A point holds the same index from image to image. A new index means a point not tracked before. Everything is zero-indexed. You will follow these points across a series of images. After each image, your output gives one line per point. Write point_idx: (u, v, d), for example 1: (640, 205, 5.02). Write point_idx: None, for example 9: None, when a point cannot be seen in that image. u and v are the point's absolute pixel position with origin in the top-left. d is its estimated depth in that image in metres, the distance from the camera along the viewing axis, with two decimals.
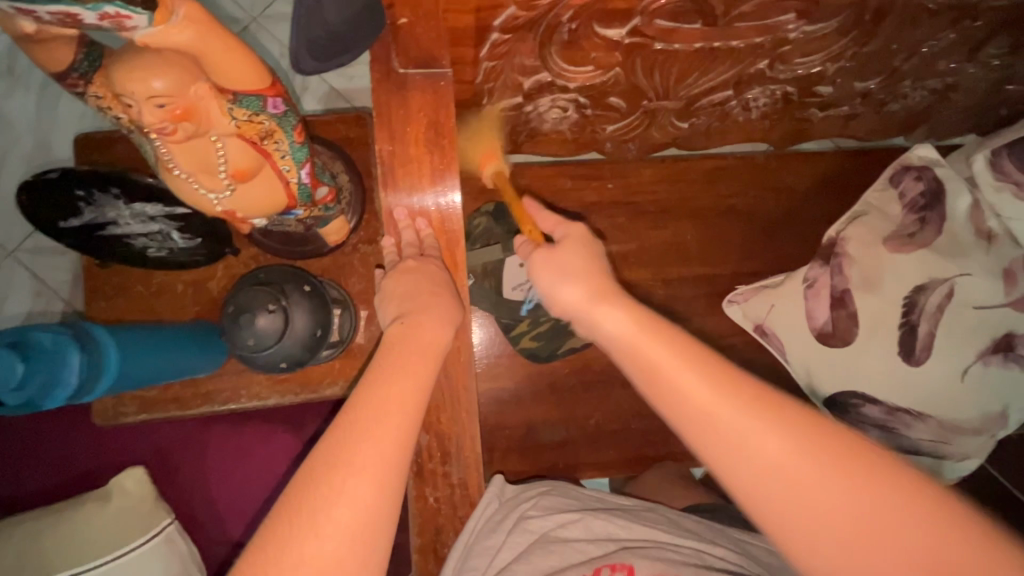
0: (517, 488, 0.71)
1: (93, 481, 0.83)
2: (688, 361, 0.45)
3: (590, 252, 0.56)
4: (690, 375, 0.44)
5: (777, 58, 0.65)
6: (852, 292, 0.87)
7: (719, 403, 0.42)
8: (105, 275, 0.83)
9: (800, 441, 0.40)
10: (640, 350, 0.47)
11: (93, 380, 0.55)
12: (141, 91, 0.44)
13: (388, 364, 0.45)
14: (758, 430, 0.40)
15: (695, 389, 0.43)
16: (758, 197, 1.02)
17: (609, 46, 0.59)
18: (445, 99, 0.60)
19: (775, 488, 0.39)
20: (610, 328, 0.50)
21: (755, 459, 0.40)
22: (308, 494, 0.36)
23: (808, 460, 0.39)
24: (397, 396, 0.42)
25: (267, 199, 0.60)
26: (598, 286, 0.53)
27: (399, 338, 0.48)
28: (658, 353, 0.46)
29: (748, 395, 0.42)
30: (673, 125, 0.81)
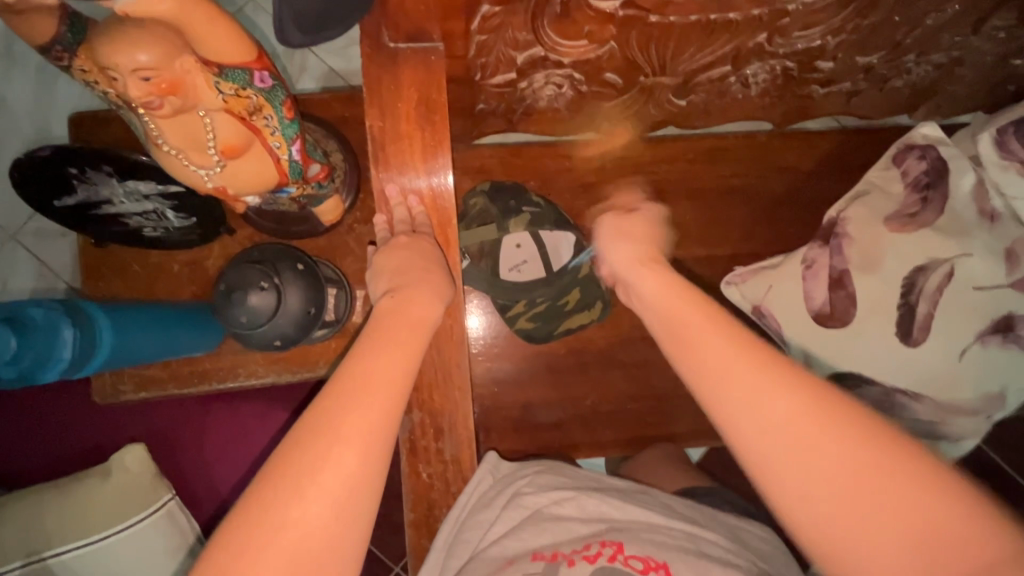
0: (513, 465, 0.70)
1: (95, 457, 0.85)
2: (715, 323, 0.47)
3: (646, 222, 0.63)
4: (713, 334, 0.46)
5: (776, 31, 0.64)
6: (852, 273, 0.86)
7: (735, 361, 0.44)
8: (103, 255, 0.83)
9: (810, 404, 0.41)
10: (672, 311, 0.51)
11: (86, 356, 0.56)
12: (126, 64, 0.43)
13: (375, 336, 0.45)
14: (769, 387, 0.42)
15: (716, 346, 0.45)
16: (758, 177, 1.01)
17: (603, 18, 0.57)
18: (436, 75, 0.60)
19: (779, 444, 0.40)
20: (646, 289, 0.55)
21: (759, 413, 0.41)
22: (291, 462, 0.37)
23: (816, 422, 0.40)
24: (384, 366, 0.42)
25: (259, 176, 0.60)
26: (644, 254, 0.59)
27: (389, 311, 0.48)
28: (688, 314, 0.49)
29: (768, 356, 0.44)
30: (671, 103, 0.80)
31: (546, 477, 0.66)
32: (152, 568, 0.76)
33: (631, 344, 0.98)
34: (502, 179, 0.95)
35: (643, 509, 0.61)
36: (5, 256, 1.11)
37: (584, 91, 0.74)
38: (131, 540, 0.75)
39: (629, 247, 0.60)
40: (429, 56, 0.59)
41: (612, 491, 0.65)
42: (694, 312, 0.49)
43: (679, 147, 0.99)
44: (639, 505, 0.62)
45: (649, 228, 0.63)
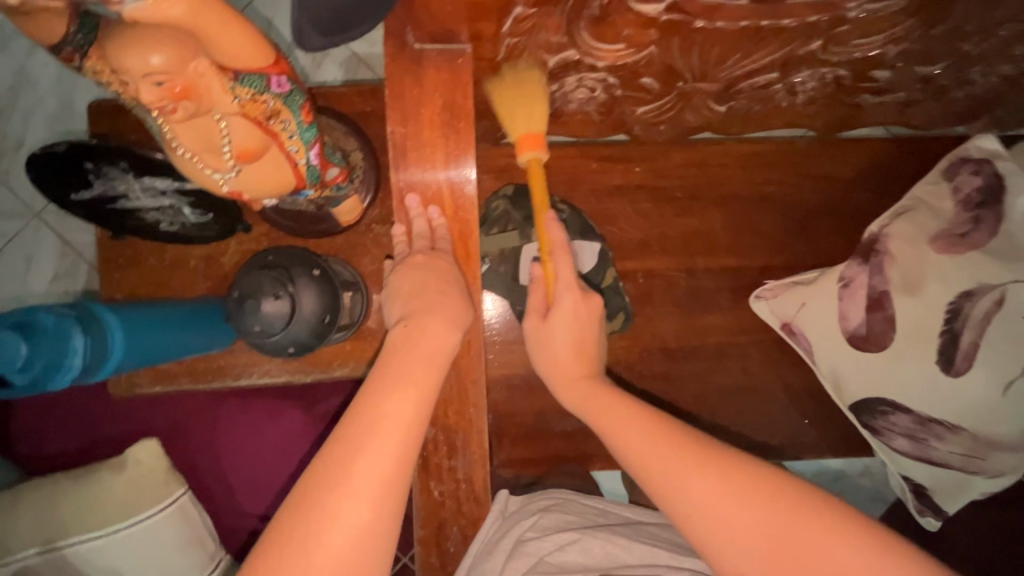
0: (522, 502, 0.73)
1: (112, 448, 0.85)
2: (637, 416, 0.52)
3: (573, 322, 0.59)
4: (633, 430, 0.51)
5: (832, 38, 0.58)
6: (891, 294, 0.82)
7: (655, 453, 0.48)
8: (119, 247, 0.82)
9: (719, 481, 0.45)
10: (601, 413, 0.55)
11: (98, 362, 0.54)
12: (137, 68, 0.41)
13: (386, 380, 0.47)
14: (683, 473, 0.46)
15: (637, 442, 0.50)
16: (796, 186, 0.96)
17: (644, 22, 0.53)
18: (462, 78, 0.56)
19: (700, 524, 0.45)
20: (580, 393, 0.58)
21: (679, 496, 0.46)
22: (302, 516, 0.41)
23: (725, 498, 0.44)
24: (392, 420, 0.44)
25: (275, 180, 0.57)
26: (566, 359, 0.59)
27: (401, 346, 0.49)
28: (610, 410, 0.54)
29: (683, 445, 0.48)
30: (708, 109, 0.75)
31: (552, 518, 0.68)
32: (167, 562, 0.77)
33: (651, 355, 0.96)
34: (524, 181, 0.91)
35: (649, 547, 0.64)
36: (30, 235, 1.11)
37: (617, 95, 0.70)
38: (146, 534, 0.76)
39: (562, 357, 0.59)
40: (455, 58, 0.56)
41: (618, 526, 0.68)
42: (615, 408, 0.54)
43: (712, 152, 0.94)
44: (644, 544, 0.64)
45: (568, 319, 0.59)
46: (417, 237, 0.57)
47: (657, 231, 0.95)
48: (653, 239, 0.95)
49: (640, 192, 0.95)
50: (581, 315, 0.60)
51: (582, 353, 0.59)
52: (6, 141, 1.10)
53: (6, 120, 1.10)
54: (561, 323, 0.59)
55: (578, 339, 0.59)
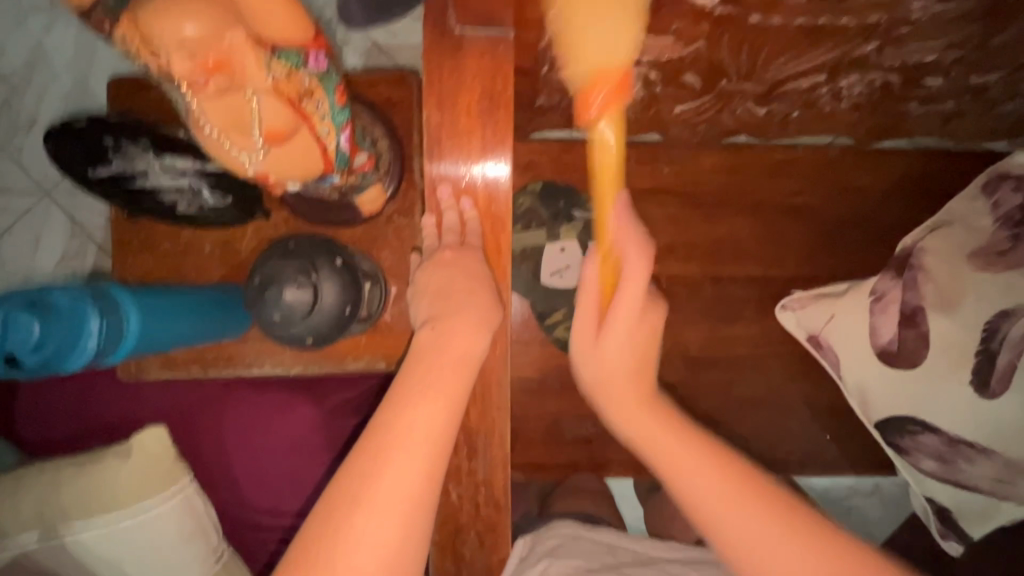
0: (531, 544, 0.69)
1: (117, 433, 0.83)
2: (702, 460, 0.45)
3: (642, 335, 0.50)
4: (702, 473, 0.45)
5: (890, 41, 0.56)
6: (926, 311, 0.78)
7: (720, 497, 0.44)
8: (132, 229, 0.80)
9: (783, 527, 0.43)
10: (660, 449, 0.47)
11: (114, 344, 0.52)
12: (171, 37, 0.39)
13: (414, 386, 0.44)
14: (749, 517, 0.43)
15: (707, 488, 0.44)
16: (828, 196, 0.93)
17: (696, 15, 0.51)
18: (503, 65, 0.53)
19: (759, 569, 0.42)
20: (632, 425, 0.48)
21: (741, 544, 0.43)
22: (331, 534, 0.40)
23: (789, 543, 0.42)
24: (420, 431, 0.42)
25: (303, 164, 0.55)
26: (607, 373, 0.49)
27: (431, 349, 0.47)
28: (667, 446, 0.46)
29: (745, 482, 0.44)
30: (748, 110, 0.73)
31: (560, 565, 0.64)
32: (170, 553, 0.74)
33: (671, 362, 0.94)
34: (550, 178, 0.88)
35: None
36: (39, 214, 1.09)
37: (657, 92, 0.68)
38: (148, 524, 0.73)
39: (608, 363, 0.49)
40: (497, 45, 0.53)
41: (628, 567, 0.65)
42: (675, 439, 0.47)
43: (744, 157, 0.92)
44: None
45: (633, 325, 0.49)
46: (449, 231, 0.55)
47: (683, 236, 0.93)
48: (678, 243, 0.93)
49: (667, 195, 0.92)
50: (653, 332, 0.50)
51: (632, 364, 0.49)
52: (20, 118, 1.08)
53: (21, 97, 1.08)
54: (618, 330, 0.49)
55: (637, 351, 0.49)
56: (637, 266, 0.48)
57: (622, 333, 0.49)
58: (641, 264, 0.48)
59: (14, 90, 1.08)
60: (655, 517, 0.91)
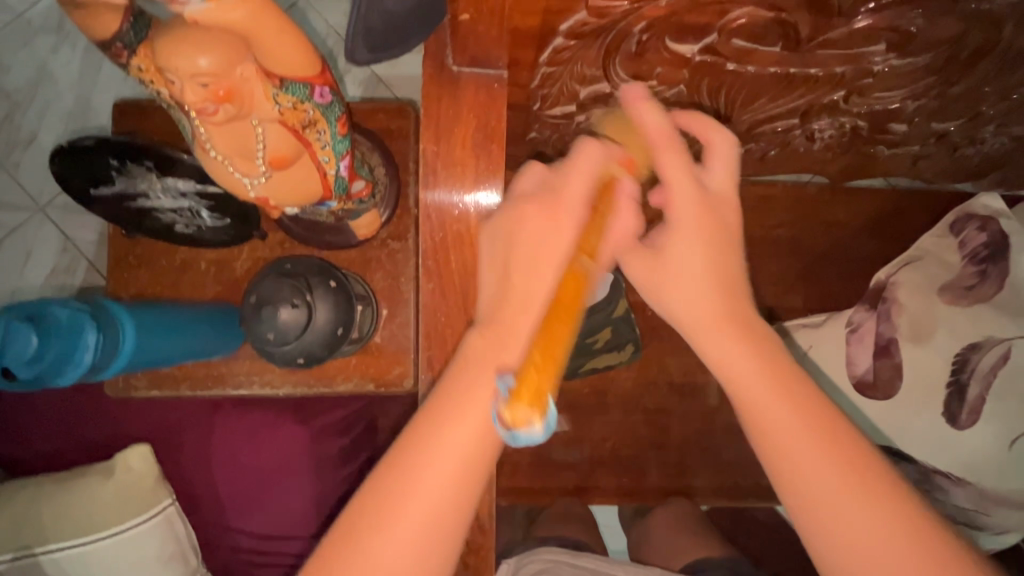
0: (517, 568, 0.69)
1: (99, 451, 0.83)
2: (867, 487, 0.41)
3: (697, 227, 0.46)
4: (852, 498, 0.41)
5: (856, 91, 0.60)
6: (899, 342, 0.81)
7: (787, 414, 0.43)
8: (127, 247, 0.81)
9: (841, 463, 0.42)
10: (764, 407, 0.43)
11: (107, 360, 0.53)
12: (186, 68, 0.42)
13: (450, 401, 0.43)
14: (812, 445, 0.42)
15: (845, 504, 0.41)
16: (805, 229, 0.97)
17: (678, 61, 0.55)
18: (497, 103, 0.57)
19: (813, 499, 0.42)
20: (774, 421, 0.43)
21: (796, 467, 0.42)
22: (349, 550, 0.41)
23: (848, 476, 0.42)
24: (456, 439, 0.42)
25: (303, 189, 0.57)
26: (715, 286, 0.46)
27: (476, 359, 0.43)
28: (806, 457, 0.42)
29: (811, 405, 0.44)
30: (729, 148, 0.77)
31: None
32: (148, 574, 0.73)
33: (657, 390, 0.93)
34: None
35: None
36: (32, 229, 1.10)
37: None
38: (123, 544, 0.73)
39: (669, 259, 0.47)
40: (490, 82, 0.56)
41: None
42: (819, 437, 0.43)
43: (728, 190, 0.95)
44: None
45: (695, 221, 0.46)
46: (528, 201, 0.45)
47: None
48: None
49: None
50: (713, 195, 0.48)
51: (728, 295, 0.46)
52: (19, 134, 1.10)
53: (21, 114, 1.10)
54: (705, 236, 0.46)
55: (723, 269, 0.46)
56: (695, 195, 0.46)
57: (700, 251, 0.46)
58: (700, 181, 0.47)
59: (14, 106, 1.10)
60: (639, 544, 0.92)
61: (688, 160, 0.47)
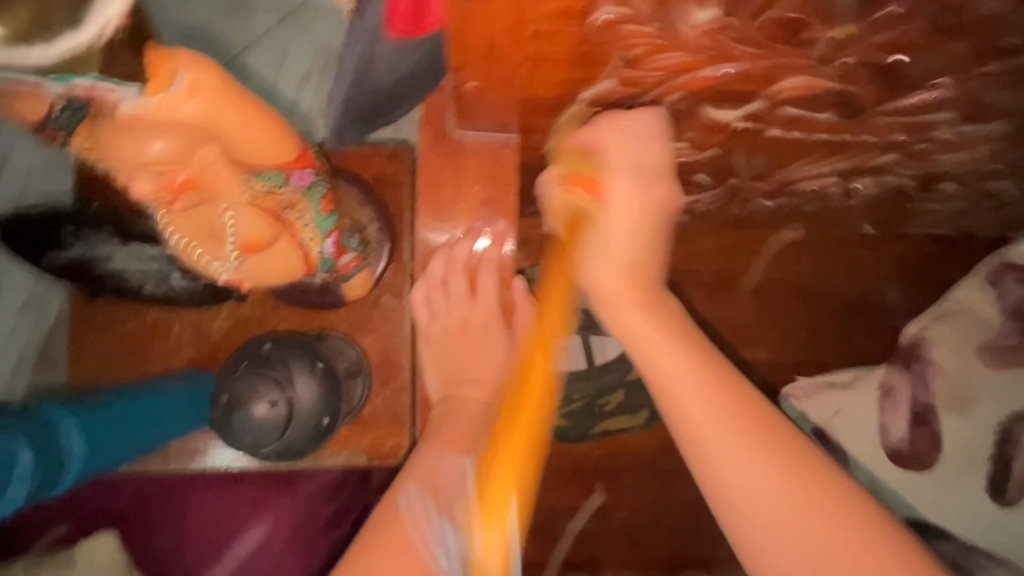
0: None
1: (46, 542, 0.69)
2: (769, 450, 0.39)
3: (640, 209, 0.45)
4: (751, 459, 0.39)
5: (911, 154, 0.53)
6: (938, 410, 0.64)
7: (691, 382, 0.42)
8: (95, 308, 0.73)
9: (741, 427, 0.40)
10: (670, 373, 0.42)
11: (52, 480, 0.49)
12: (134, 157, 0.33)
13: (433, 444, 0.46)
14: (713, 410, 0.41)
15: (743, 464, 0.39)
16: (833, 278, 0.88)
17: (716, 127, 0.48)
18: (507, 171, 0.49)
19: (713, 459, 0.40)
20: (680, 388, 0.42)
21: (698, 431, 0.41)
22: None
23: (747, 438, 0.40)
24: (442, 473, 0.44)
25: (283, 269, 0.50)
26: (633, 261, 0.46)
27: (447, 416, 0.48)
28: (710, 423, 0.40)
29: (715, 371, 0.42)
30: (757, 204, 0.69)
31: None
32: None
33: (673, 453, 0.86)
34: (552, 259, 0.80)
35: None
36: None
37: None
38: None
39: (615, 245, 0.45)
40: (500, 148, 0.49)
41: None
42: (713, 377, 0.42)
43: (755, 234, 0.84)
44: None
45: (638, 203, 0.45)
46: (452, 296, 0.53)
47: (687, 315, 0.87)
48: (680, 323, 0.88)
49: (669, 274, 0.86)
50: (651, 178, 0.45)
51: (644, 268, 0.46)
52: None
53: None
54: (631, 215, 0.45)
55: (650, 244, 0.46)
56: (625, 181, 0.44)
57: (635, 232, 0.45)
58: (630, 155, 0.44)
59: None
60: None
61: (634, 143, 0.43)
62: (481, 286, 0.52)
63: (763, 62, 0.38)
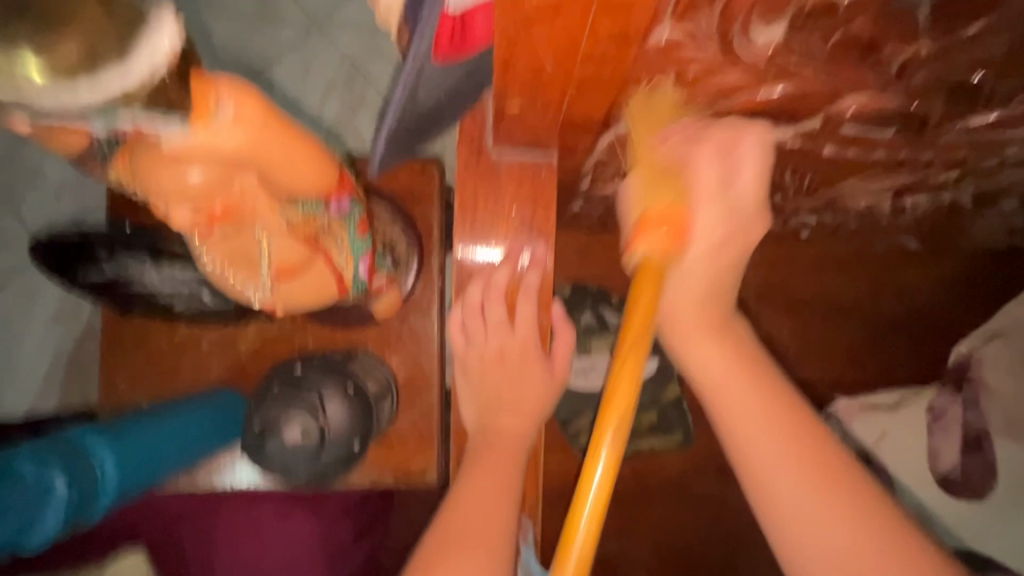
0: None
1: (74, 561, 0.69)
2: (845, 502, 0.37)
3: (730, 237, 0.38)
4: (827, 509, 0.37)
5: (972, 172, 0.51)
6: (992, 437, 0.62)
7: (761, 423, 0.39)
8: (124, 325, 0.73)
9: (816, 477, 0.38)
10: (740, 413, 0.39)
11: (85, 510, 0.47)
12: (174, 189, 0.32)
13: (469, 475, 0.44)
14: (787, 457, 0.38)
15: (819, 513, 0.37)
16: (875, 295, 0.84)
17: (766, 147, 0.45)
18: (546, 193, 0.47)
19: (785, 507, 0.37)
20: (748, 428, 0.39)
21: (770, 476, 0.38)
22: None
23: (822, 487, 0.37)
24: (481, 506, 0.41)
25: (316, 295, 0.49)
26: (714, 289, 0.40)
27: (483, 446, 0.46)
28: (783, 470, 0.38)
29: (787, 411, 0.40)
30: (799, 220, 0.67)
31: None
32: None
33: (708, 475, 0.83)
34: (581, 278, 0.77)
35: None
36: None
37: None
38: None
39: (692, 280, 0.39)
40: (538, 170, 0.47)
41: None
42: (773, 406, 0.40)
43: (788, 251, 0.81)
44: None
45: (730, 233, 0.38)
46: (489, 323, 0.49)
47: None
48: None
49: None
50: (746, 199, 0.38)
51: (721, 297, 0.41)
52: None
53: None
54: (715, 253, 0.38)
55: (733, 273, 0.40)
56: (714, 215, 0.37)
57: (718, 260, 0.39)
58: (720, 184, 0.37)
59: None
60: None
61: (722, 163, 0.37)
62: (521, 312, 0.48)
63: (827, 84, 0.36)
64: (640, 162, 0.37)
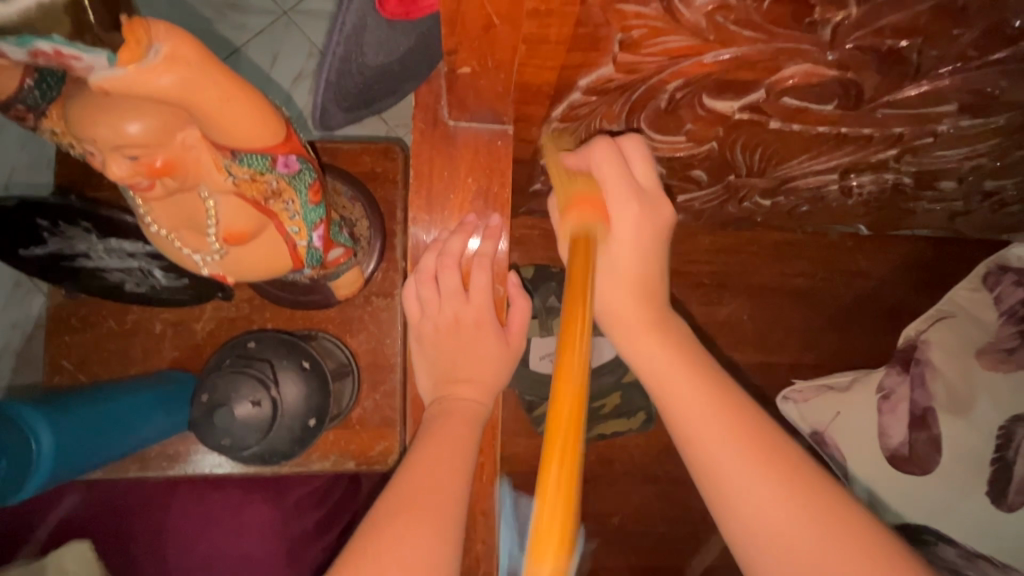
0: None
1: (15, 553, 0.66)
2: (795, 492, 0.35)
3: (646, 223, 0.42)
4: (774, 500, 0.35)
5: (910, 150, 0.53)
6: (937, 412, 0.64)
7: (705, 419, 0.39)
8: (72, 306, 0.71)
9: (764, 467, 0.36)
10: (684, 409, 0.39)
11: (16, 486, 0.45)
12: (111, 137, 0.32)
13: (422, 445, 0.43)
14: (733, 451, 0.37)
15: (768, 503, 0.36)
16: (829, 281, 0.86)
17: (714, 118, 0.46)
18: (501, 163, 0.48)
19: (737, 501, 0.36)
20: (692, 422, 0.39)
21: (719, 472, 0.37)
22: None
23: (770, 478, 0.36)
24: (433, 474, 0.41)
25: (268, 265, 0.48)
26: (637, 281, 0.43)
27: (437, 416, 0.45)
28: (730, 463, 0.37)
29: (733, 403, 0.39)
30: (754, 202, 0.69)
31: None
32: None
33: (670, 457, 0.84)
34: (544, 262, 0.78)
35: None
36: None
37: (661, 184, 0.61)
38: None
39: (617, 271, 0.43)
40: (495, 140, 0.48)
41: None
42: (714, 396, 0.39)
43: (745, 238, 0.84)
44: None
45: (648, 222, 0.42)
46: (443, 292, 0.49)
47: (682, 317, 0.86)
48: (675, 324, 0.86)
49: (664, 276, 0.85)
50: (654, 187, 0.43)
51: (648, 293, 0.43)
52: None
53: None
54: (636, 236, 0.42)
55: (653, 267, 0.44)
56: (629, 205, 0.41)
57: (637, 250, 0.43)
58: (626, 178, 0.41)
59: None
60: None
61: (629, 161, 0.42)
62: (475, 281, 0.49)
63: (767, 48, 0.37)
64: (552, 175, 0.43)
